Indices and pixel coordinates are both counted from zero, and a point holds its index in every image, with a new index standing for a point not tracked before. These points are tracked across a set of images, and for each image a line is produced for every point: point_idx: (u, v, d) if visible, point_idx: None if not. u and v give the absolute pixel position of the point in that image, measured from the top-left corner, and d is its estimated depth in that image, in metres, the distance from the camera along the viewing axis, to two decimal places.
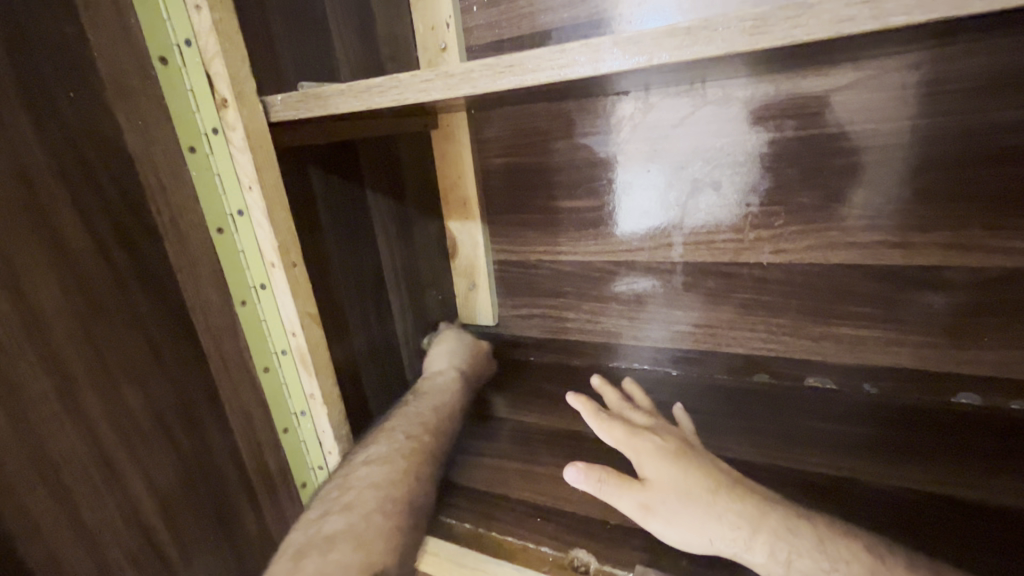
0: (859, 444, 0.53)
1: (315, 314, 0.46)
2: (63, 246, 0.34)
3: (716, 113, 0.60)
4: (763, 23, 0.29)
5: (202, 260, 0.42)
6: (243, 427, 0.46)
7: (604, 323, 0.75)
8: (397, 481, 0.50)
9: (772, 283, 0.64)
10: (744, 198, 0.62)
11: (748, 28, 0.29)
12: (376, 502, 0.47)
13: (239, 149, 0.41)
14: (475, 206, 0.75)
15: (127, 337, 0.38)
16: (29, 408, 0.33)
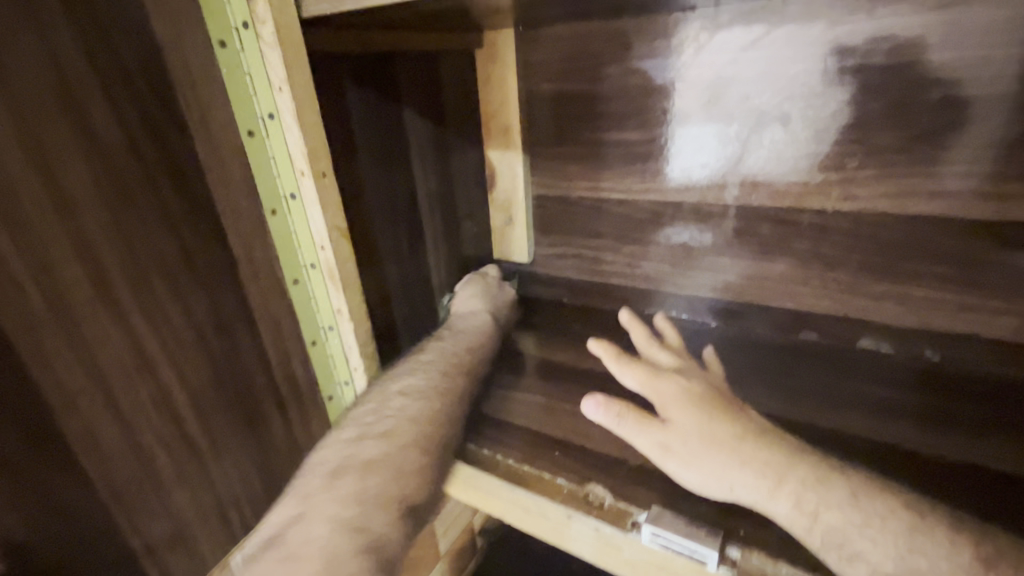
0: (910, 410, 0.50)
1: (343, 229, 0.46)
2: (93, 132, 0.34)
3: (795, 34, 0.53)
4: None
5: (232, 162, 0.41)
6: (271, 337, 0.47)
7: (644, 267, 0.71)
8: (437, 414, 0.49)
9: (833, 233, 0.58)
10: (814, 135, 0.55)
11: None
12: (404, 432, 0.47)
13: (269, 47, 0.39)
14: (518, 134, 0.71)
15: (158, 234, 0.38)
16: (66, 291, 0.33)
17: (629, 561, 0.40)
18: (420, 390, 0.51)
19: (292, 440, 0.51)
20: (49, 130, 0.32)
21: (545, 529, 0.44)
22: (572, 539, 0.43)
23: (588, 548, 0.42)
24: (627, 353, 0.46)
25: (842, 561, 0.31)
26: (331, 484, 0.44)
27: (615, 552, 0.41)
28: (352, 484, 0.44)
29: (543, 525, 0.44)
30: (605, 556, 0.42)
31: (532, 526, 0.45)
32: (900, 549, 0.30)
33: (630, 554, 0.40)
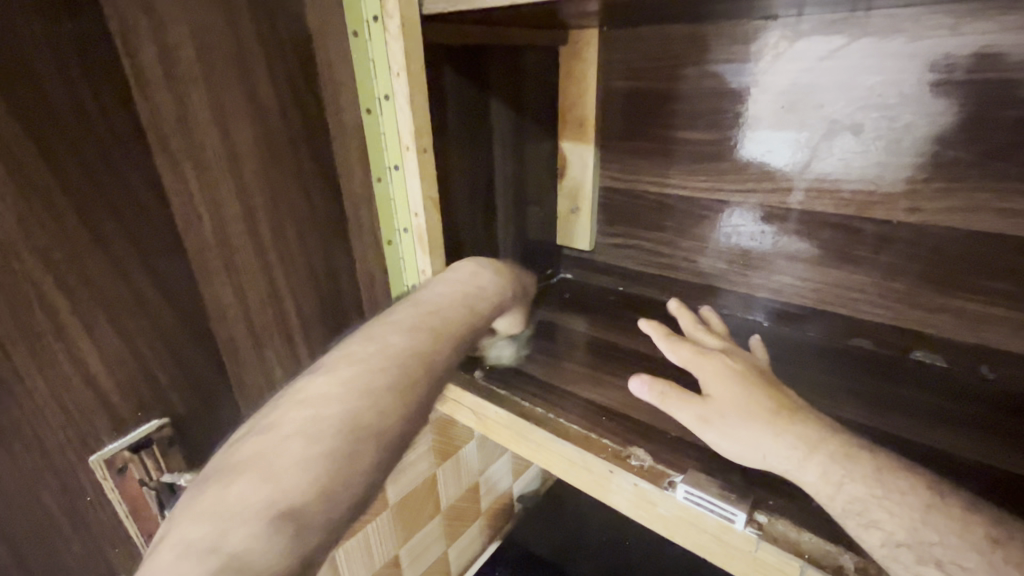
0: (954, 419, 0.51)
1: (434, 199, 0.52)
2: (256, 102, 0.41)
3: (875, 46, 0.54)
4: None
5: (352, 134, 0.49)
6: (365, 286, 0.55)
7: (701, 263, 0.74)
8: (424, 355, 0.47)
9: (895, 243, 0.59)
10: (886, 146, 0.57)
11: None
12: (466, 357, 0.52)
13: (393, 37, 0.45)
14: (593, 128, 0.75)
15: (292, 188, 0.46)
16: (226, 227, 0.42)
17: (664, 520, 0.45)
18: (381, 344, 0.46)
19: None
20: (226, 99, 0.40)
21: (582, 476, 0.50)
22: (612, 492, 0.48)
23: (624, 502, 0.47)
24: (676, 335, 0.51)
25: (860, 527, 0.35)
26: (242, 458, 0.37)
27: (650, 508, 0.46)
28: (265, 455, 0.36)
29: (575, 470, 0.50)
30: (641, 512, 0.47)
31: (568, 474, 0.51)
32: (915, 520, 0.34)
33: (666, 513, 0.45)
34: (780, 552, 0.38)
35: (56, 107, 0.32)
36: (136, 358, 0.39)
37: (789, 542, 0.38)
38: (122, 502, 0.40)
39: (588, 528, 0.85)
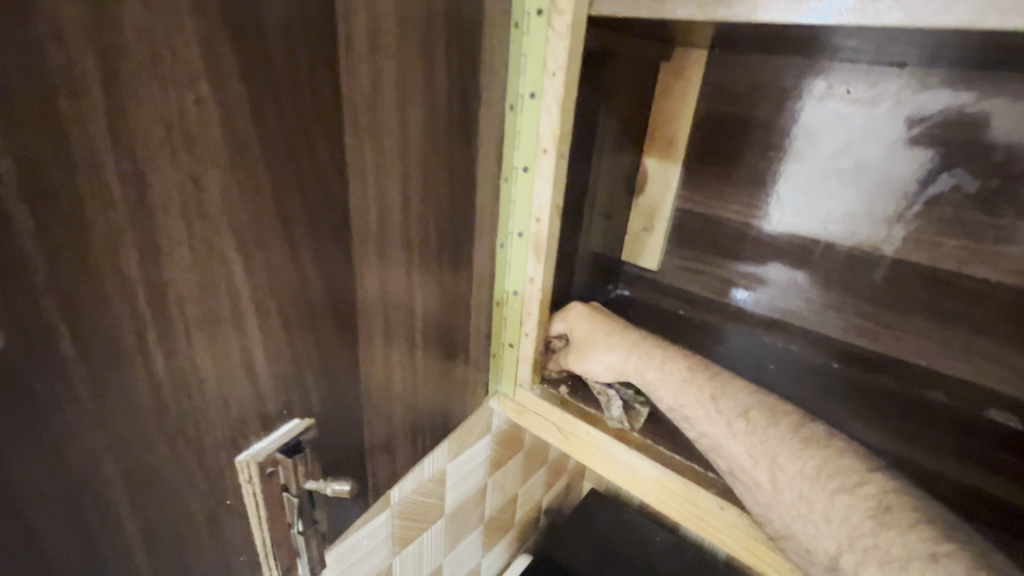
0: (993, 464, 0.50)
1: (559, 206, 0.50)
2: (431, 88, 0.37)
3: (1004, 107, 0.53)
4: None
5: (492, 128, 0.46)
6: (471, 289, 0.52)
7: (776, 297, 0.73)
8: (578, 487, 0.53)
9: (988, 302, 0.59)
10: (997, 207, 0.56)
11: None
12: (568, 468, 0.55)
13: (558, 35, 0.43)
14: (682, 149, 0.74)
15: (441, 182, 0.41)
16: (385, 220, 0.36)
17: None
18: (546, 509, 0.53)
19: (461, 387, 0.55)
20: (412, 79, 0.35)
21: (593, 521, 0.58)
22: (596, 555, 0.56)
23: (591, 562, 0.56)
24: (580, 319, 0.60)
25: None
26: None
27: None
28: None
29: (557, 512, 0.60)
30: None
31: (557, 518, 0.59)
32: None
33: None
34: None
35: (278, 66, 0.26)
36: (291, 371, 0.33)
37: None
38: (263, 510, 0.31)
39: (611, 545, 0.85)
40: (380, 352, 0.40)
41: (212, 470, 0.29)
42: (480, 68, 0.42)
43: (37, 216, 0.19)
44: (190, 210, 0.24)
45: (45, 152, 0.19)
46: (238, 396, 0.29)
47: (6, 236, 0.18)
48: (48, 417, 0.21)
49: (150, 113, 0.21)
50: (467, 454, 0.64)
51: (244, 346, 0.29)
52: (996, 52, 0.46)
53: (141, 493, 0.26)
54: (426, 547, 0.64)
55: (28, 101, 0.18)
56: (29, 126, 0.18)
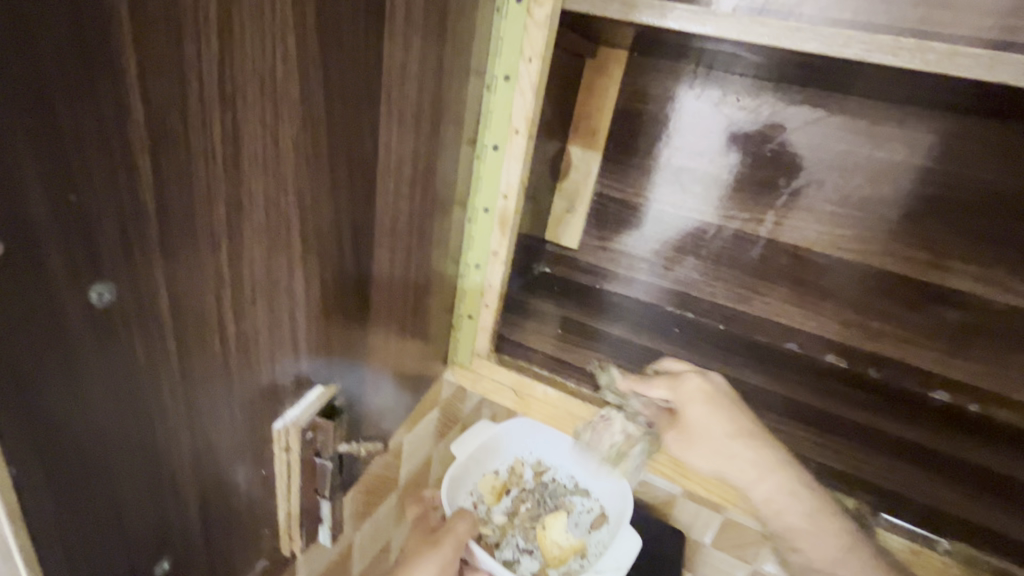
0: (825, 389, 0.66)
1: (526, 185, 0.54)
2: (436, 61, 0.37)
3: (845, 123, 0.69)
4: None
5: (469, 104, 0.48)
6: (439, 262, 0.52)
7: (678, 272, 0.83)
8: (516, 406, 0.62)
9: (831, 272, 0.76)
10: (839, 198, 0.72)
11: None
12: (506, 395, 0.63)
13: (537, 25, 0.46)
14: (603, 138, 0.80)
15: (429, 153, 0.42)
16: (392, 189, 0.36)
17: (566, 567, 0.64)
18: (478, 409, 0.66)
19: (423, 360, 0.55)
20: (425, 51, 0.35)
21: (540, 509, 0.68)
22: (545, 534, 0.65)
23: (543, 540, 0.65)
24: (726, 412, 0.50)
25: None
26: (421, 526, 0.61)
27: (601, 534, 0.66)
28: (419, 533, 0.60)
29: (504, 500, 0.68)
30: (559, 554, 0.64)
31: (500, 512, 0.68)
32: None
33: (596, 565, 0.62)
34: None
35: (343, 26, 0.26)
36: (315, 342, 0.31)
37: None
38: (295, 477, 0.31)
39: None
40: (381, 323, 0.40)
41: (237, 445, 0.27)
42: (469, 45, 0.44)
43: (155, 164, 0.18)
44: (268, 164, 0.23)
45: (166, 93, 0.18)
46: (274, 364, 0.28)
47: (128, 181, 0.18)
48: (137, 374, 0.20)
49: (252, 64, 0.21)
50: (420, 428, 0.64)
51: (285, 311, 0.28)
52: (851, 78, 0.60)
53: (202, 460, 0.25)
54: (381, 522, 0.64)
55: (160, 40, 0.17)
56: (157, 66, 0.17)
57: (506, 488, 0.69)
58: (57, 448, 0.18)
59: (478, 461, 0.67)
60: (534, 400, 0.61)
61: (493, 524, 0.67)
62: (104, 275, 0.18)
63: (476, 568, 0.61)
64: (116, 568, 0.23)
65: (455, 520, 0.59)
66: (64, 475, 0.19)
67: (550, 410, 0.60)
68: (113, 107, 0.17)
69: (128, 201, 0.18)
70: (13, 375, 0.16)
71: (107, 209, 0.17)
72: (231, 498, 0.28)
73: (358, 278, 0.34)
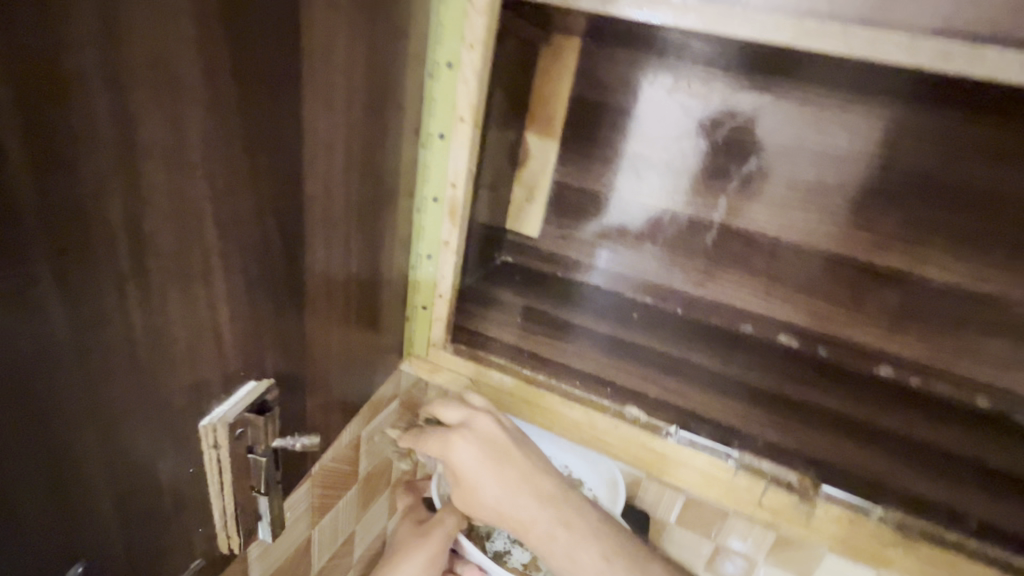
0: (781, 371, 0.69)
1: (474, 173, 0.54)
2: (366, 48, 0.36)
3: (791, 109, 0.70)
4: (952, 57, 0.40)
5: (411, 92, 0.47)
6: (387, 253, 0.51)
7: (636, 259, 0.84)
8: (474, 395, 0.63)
9: (781, 255, 0.78)
10: (787, 183, 0.74)
11: (941, 57, 0.40)
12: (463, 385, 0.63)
13: (477, 11, 0.46)
14: (558, 127, 0.80)
15: (366, 143, 0.41)
16: (323, 179, 0.35)
17: None
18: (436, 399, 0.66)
19: (374, 353, 0.55)
20: (353, 38, 0.34)
21: (535, 500, 0.67)
22: None
23: None
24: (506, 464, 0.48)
25: None
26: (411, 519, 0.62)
27: (598, 525, 0.64)
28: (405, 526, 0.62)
29: None
30: None
31: None
32: None
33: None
34: (751, 476, 0.54)
35: (251, 10, 0.25)
36: (244, 338, 0.30)
37: (757, 467, 0.54)
38: (227, 474, 0.31)
39: None
40: (320, 317, 0.39)
41: (156, 445, 0.26)
42: (406, 31, 0.43)
43: (33, 155, 0.18)
44: (169, 155, 0.23)
45: (39, 82, 0.17)
46: (194, 360, 0.27)
47: (1, 174, 0.17)
48: (32, 373, 0.20)
49: (141, 50, 0.20)
50: (380, 421, 0.64)
51: (205, 306, 0.27)
52: (793, 64, 0.61)
53: (117, 460, 0.25)
54: (341, 515, 0.64)
55: (26, 26, 0.17)
56: (27, 54, 0.17)
57: None
58: None
59: None
60: (491, 388, 0.62)
61: (485, 516, 0.67)
62: None
63: (465, 560, 0.62)
64: (26, 574, 0.22)
65: (443, 514, 0.60)
66: None
67: (507, 397, 0.61)
68: None
69: (6, 197, 0.17)
70: None
71: None
72: (155, 497, 0.27)
73: (291, 271, 0.34)
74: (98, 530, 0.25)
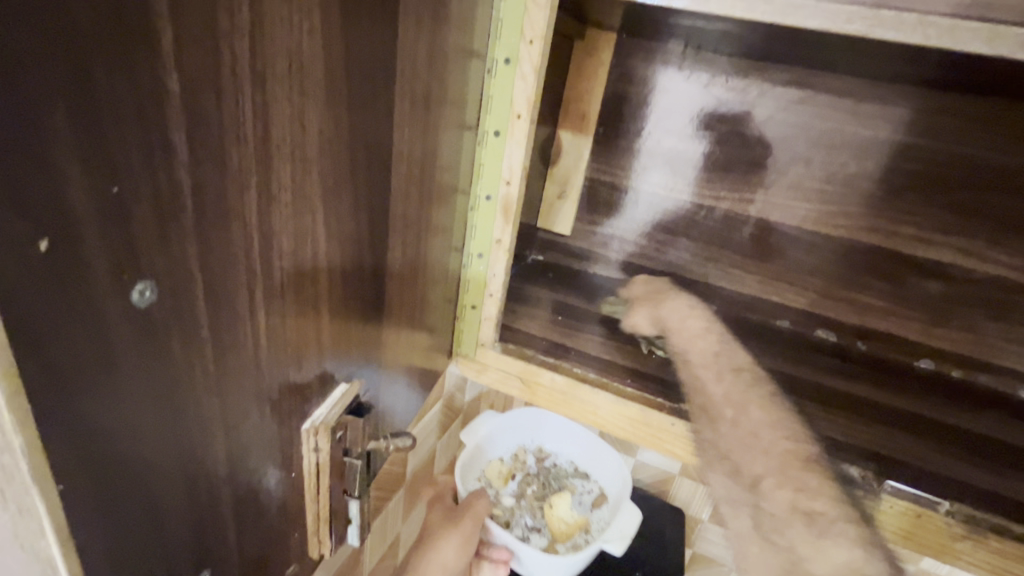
0: (824, 364, 0.68)
1: (528, 170, 0.53)
2: (440, 43, 0.36)
3: (831, 101, 0.70)
4: None
5: (470, 88, 0.46)
6: (442, 252, 0.51)
7: (671, 254, 0.83)
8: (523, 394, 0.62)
9: (819, 249, 0.77)
10: (827, 175, 0.74)
11: (1021, 42, 0.39)
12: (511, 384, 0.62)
13: (537, 5, 0.45)
14: (592, 121, 0.79)
15: (434, 139, 0.40)
16: (403, 178, 0.34)
17: (573, 542, 0.64)
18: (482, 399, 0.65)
19: (428, 353, 0.54)
20: (433, 33, 0.34)
21: (546, 489, 0.69)
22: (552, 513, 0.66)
23: (551, 519, 0.66)
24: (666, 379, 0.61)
25: None
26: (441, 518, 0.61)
27: (603, 513, 0.67)
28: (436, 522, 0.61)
29: (510, 484, 0.69)
30: (566, 530, 0.65)
31: (508, 494, 0.68)
32: None
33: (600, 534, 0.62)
34: None
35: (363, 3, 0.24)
36: (337, 339, 0.30)
37: None
38: (325, 477, 0.30)
39: None
40: (391, 317, 0.39)
41: (265, 450, 0.26)
42: (470, 26, 0.42)
43: (193, 150, 0.17)
44: (295, 152, 0.22)
45: (202, 74, 0.17)
46: (300, 363, 0.27)
47: (166, 170, 0.16)
48: (177, 377, 0.19)
49: (280, 42, 0.20)
50: (425, 421, 0.63)
51: (311, 306, 0.26)
52: (839, 55, 0.61)
53: (236, 464, 0.24)
54: (389, 518, 0.63)
55: (194, 13, 0.16)
56: (193, 45, 0.16)
57: (511, 472, 0.70)
58: (101, 457, 0.17)
59: (482, 448, 0.68)
60: (540, 387, 0.61)
61: (503, 505, 0.67)
62: (147, 271, 0.17)
63: (490, 545, 0.63)
64: None
65: (473, 501, 0.60)
66: (107, 486, 0.18)
67: (557, 396, 0.60)
68: (152, 88, 0.15)
69: (171, 194, 0.17)
70: (54, 381, 0.15)
71: (147, 201, 0.16)
72: (261, 504, 0.27)
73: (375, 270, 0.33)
74: (216, 536, 0.24)
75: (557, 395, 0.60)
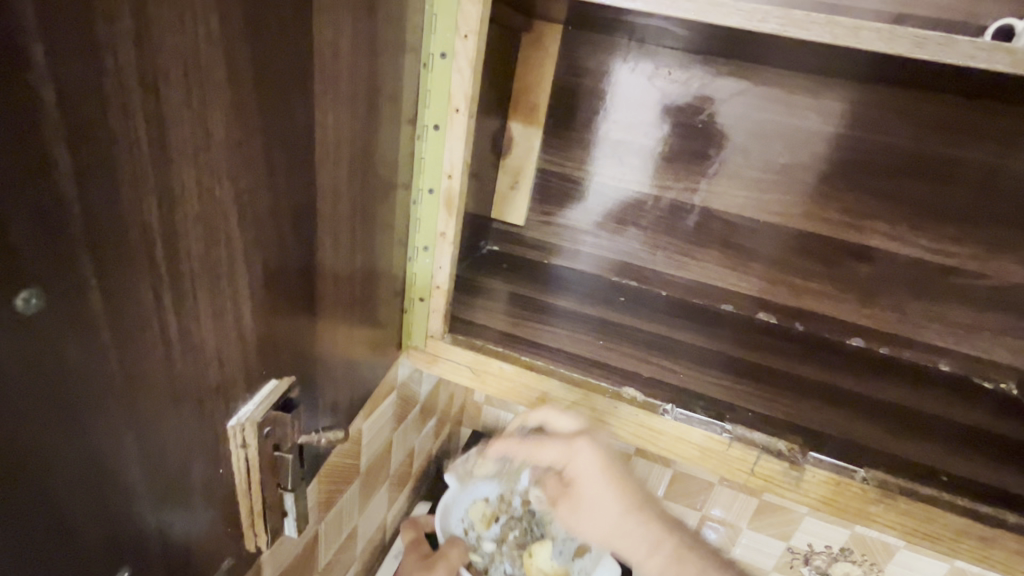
0: (761, 345, 0.72)
1: (469, 164, 0.54)
2: (365, 39, 0.36)
3: (766, 93, 0.73)
4: (925, 42, 0.42)
5: (405, 83, 0.46)
6: (385, 247, 0.51)
7: (620, 243, 0.86)
8: (473, 383, 0.63)
9: (759, 235, 0.81)
10: (764, 165, 0.77)
11: (916, 42, 0.42)
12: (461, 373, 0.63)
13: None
14: (541, 111, 0.79)
15: (365, 135, 0.40)
16: (329, 175, 0.35)
17: None
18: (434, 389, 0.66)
19: (375, 347, 0.55)
20: (355, 30, 0.34)
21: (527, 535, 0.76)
22: (531, 563, 0.73)
23: (529, 568, 0.73)
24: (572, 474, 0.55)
25: None
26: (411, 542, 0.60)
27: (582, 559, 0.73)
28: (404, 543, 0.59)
29: (495, 527, 0.76)
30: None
31: (491, 538, 0.75)
32: None
33: None
34: (744, 448, 0.56)
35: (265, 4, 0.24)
36: (263, 337, 0.30)
37: (748, 438, 0.56)
38: (254, 472, 0.31)
39: None
40: (327, 312, 0.39)
41: (186, 448, 0.26)
42: (400, 21, 0.42)
43: (77, 158, 0.17)
44: (198, 155, 0.22)
45: (83, 84, 0.17)
46: (219, 362, 0.27)
47: (47, 179, 0.17)
48: (79, 380, 0.20)
49: (171, 48, 0.20)
50: (378, 413, 0.64)
51: (228, 306, 0.27)
52: (769, 50, 0.63)
53: (154, 463, 0.24)
54: (345, 508, 0.64)
55: (67, 20, 0.16)
56: (68, 54, 0.16)
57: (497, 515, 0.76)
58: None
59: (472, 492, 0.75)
60: (490, 376, 0.62)
61: (483, 551, 0.74)
62: (33, 278, 0.17)
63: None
64: None
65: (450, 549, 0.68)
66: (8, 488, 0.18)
67: (507, 384, 0.62)
68: (24, 99, 0.16)
69: (55, 203, 0.17)
70: None
71: (28, 210, 0.16)
72: (186, 500, 0.27)
73: (303, 267, 0.33)
74: (136, 534, 0.25)
75: (506, 382, 0.61)
